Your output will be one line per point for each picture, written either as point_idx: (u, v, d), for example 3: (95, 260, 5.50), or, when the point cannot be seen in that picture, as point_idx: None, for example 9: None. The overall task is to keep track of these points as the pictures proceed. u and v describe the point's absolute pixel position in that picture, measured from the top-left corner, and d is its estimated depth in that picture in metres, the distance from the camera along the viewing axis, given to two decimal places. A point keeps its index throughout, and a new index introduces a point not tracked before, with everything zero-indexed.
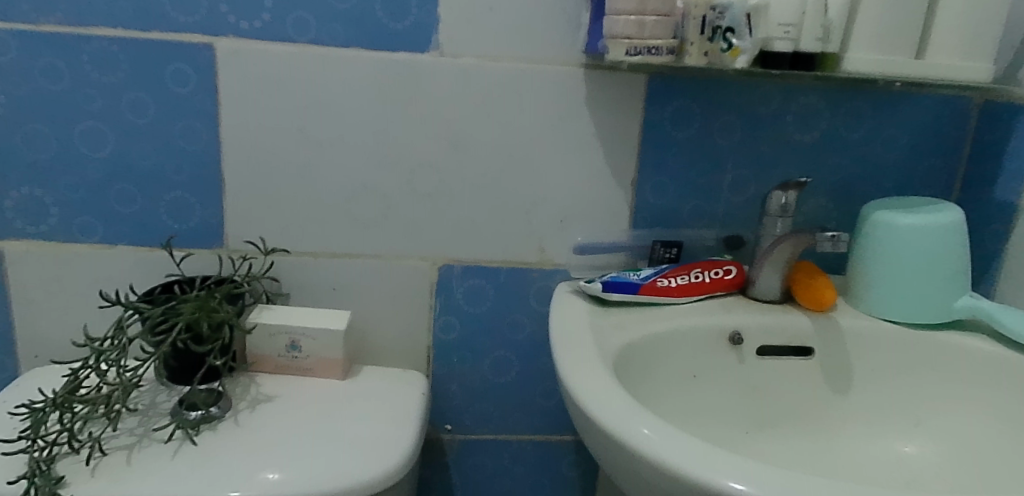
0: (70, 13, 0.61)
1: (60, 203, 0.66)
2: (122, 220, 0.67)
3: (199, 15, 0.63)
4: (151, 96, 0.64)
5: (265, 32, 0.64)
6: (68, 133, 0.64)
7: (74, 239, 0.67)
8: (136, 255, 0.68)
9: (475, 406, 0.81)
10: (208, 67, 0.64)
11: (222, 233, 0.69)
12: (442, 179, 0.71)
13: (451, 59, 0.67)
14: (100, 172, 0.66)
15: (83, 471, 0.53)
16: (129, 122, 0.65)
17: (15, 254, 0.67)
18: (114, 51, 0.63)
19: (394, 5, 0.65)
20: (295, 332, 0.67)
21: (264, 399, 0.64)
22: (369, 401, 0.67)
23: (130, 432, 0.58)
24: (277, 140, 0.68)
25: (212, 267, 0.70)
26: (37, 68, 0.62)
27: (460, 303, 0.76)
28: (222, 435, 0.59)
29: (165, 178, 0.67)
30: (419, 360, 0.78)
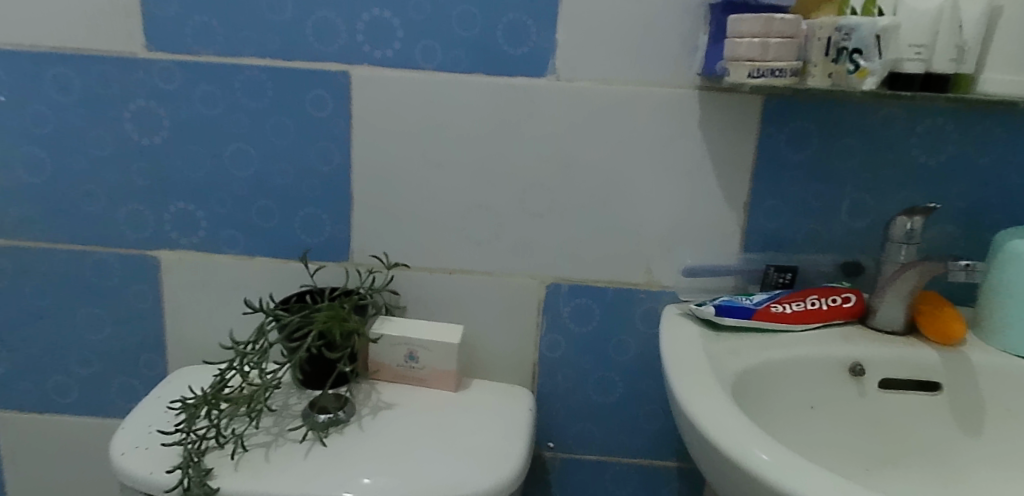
0: (227, 44, 0.67)
1: (209, 217, 0.71)
2: (262, 233, 0.72)
3: (338, 45, 0.68)
4: (292, 119, 0.69)
5: (394, 59, 0.68)
6: (220, 153, 0.70)
7: (219, 250, 0.72)
8: (273, 266, 0.73)
9: (577, 426, 0.81)
10: (343, 92, 0.69)
11: (347, 248, 0.73)
12: (553, 199, 0.73)
13: (566, 83, 0.69)
14: (245, 188, 0.71)
15: (229, 464, 0.57)
16: (272, 143, 0.70)
17: (167, 264, 0.72)
18: (263, 78, 0.68)
19: (516, 31, 0.68)
20: (413, 344, 0.69)
21: (384, 406, 0.67)
22: (482, 414, 0.69)
23: (267, 431, 0.62)
24: (399, 160, 0.71)
25: (338, 279, 0.74)
26: (197, 94, 0.68)
27: (566, 322, 0.77)
28: (348, 439, 0.62)
29: (301, 195, 0.71)
30: (525, 376, 0.79)
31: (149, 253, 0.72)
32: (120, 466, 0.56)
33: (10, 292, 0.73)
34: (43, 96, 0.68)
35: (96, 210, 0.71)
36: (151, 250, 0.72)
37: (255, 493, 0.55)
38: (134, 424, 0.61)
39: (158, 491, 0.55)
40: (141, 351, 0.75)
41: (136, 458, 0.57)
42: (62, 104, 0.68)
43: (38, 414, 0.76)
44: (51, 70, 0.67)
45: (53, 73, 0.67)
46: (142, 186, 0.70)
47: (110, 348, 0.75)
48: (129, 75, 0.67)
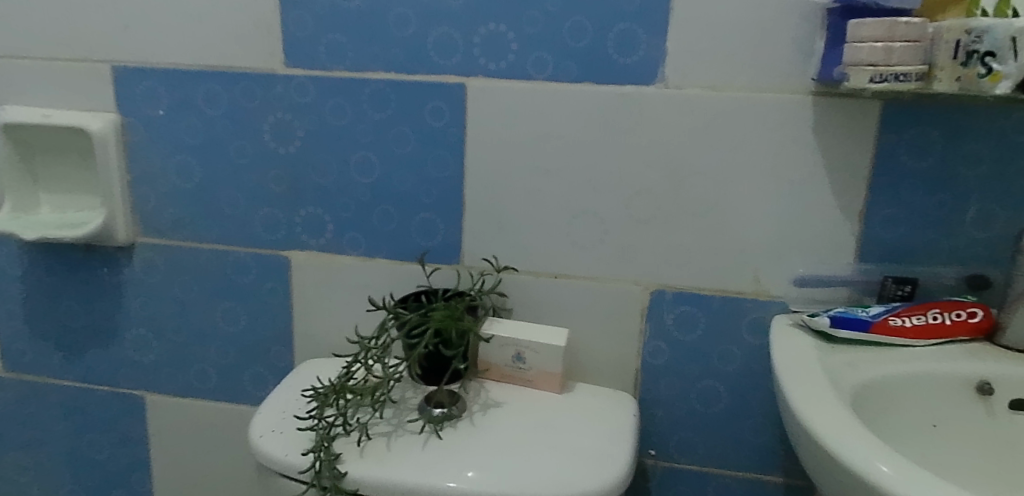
0: (355, 60, 0.72)
1: (335, 221, 0.77)
2: (381, 236, 0.77)
3: (456, 58, 0.71)
4: (411, 128, 0.73)
5: (508, 71, 0.71)
6: (346, 161, 0.75)
7: (342, 252, 0.78)
8: (390, 267, 0.78)
9: (679, 435, 0.81)
10: (459, 103, 0.72)
11: (459, 252, 0.77)
12: (659, 206, 0.73)
13: (675, 91, 0.70)
14: (368, 194, 0.76)
15: (354, 450, 0.61)
16: (393, 152, 0.74)
17: (296, 263, 0.78)
18: (386, 91, 0.73)
19: (627, 41, 0.69)
20: (521, 345, 0.71)
21: (493, 404, 0.70)
22: (587, 417, 0.70)
23: (388, 422, 0.65)
24: (509, 168, 0.74)
25: (451, 281, 0.78)
26: (326, 106, 0.74)
27: (671, 329, 0.77)
28: (461, 433, 0.65)
29: (418, 200, 0.76)
30: (627, 382, 0.80)
31: (280, 253, 0.78)
32: (258, 447, 0.61)
33: (162, 287, 0.81)
34: (195, 109, 0.75)
35: (236, 213, 0.77)
36: (282, 250, 0.78)
37: (377, 479, 0.59)
38: (269, 409, 0.66)
39: (292, 472, 0.60)
40: (272, 344, 0.81)
41: (274, 440, 0.62)
42: (210, 117, 0.75)
43: (181, 398, 0.84)
44: (203, 86, 0.74)
45: (204, 89, 0.74)
46: (276, 191, 0.76)
47: (244, 341, 0.81)
48: (269, 89, 0.74)
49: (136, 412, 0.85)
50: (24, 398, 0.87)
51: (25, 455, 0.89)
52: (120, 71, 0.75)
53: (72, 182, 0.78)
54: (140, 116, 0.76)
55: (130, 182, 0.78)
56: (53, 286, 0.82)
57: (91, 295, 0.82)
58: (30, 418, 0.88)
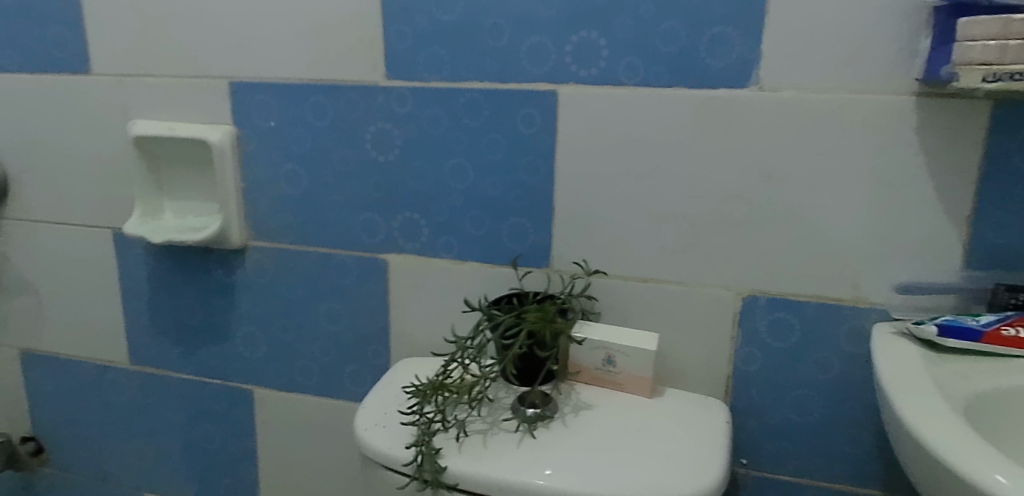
0: (452, 70, 0.75)
1: (430, 225, 0.80)
2: (474, 240, 0.79)
3: (548, 66, 0.73)
4: (504, 136, 0.76)
5: (599, 78, 0.72)
6: (441, 168, 0.78)
7: (437, 255, 0.80)
8: (483, 270, 0.80)
9: (772, 444, 0.79)
10: (551, 109, 0.74)
11: (550, 256, 0.78)
12: (752, 210, 0.72)
13: (770, 93, 0.69)
14: (461, 200, 0.78)
15: (453, 446, 0.63)
16: (486, 158, 0.77)
17: (393, 266, 0.82)
18: (480, 99, 0.75)
19: (720, 44, 0.69)
20: (612, 348, 0.72)
21: (585, 406, 0.71)
22: (680, 422, 0.70)
23: (483, 419, 0.67)
24: (599, 173, 0.75)
25: (542, 284, 0.79)
26: (424, 115, 0.77)
27: (764, 336, 0.76)
28: (555, 433, 0.66)
29: (510, 205, 0.78)
30: (718, 388, 0.79)
31: (378, 256, 0.82)
32: (363, 440, 0.65)
33: (270, 287, 0.86)
34: (302, 120, 0.80)
35: (337, 218, 0.82)
36: (380, 253, 0.82)
37: (476, 474, 0.61)
38: (372, 405, 0.70)
39: (396, 464, 0.63)
40: (370, 343, 0.85)
41: (378, 434, 0.65)
42: (316, 128, 0.79)
43: (286, 392, 0.89)
44: (310, 98, 0.79)
45: (312, 101, 0.79)
46: (375, 197, 0.80)
47: (344, 339, 0.86)
48: (370, 100, 0.77)
49: (246, 405, 0.91)
50: (146, 389, 0.94)
51: (147, 443, 0.97)
52: (236, 86, 0.80)
53: (193, 189, 0.85)
54: (253, 128, 0.81)
55: (244, 189, 0.83)
56: (174, 286, 0.89)
57: (207, 295, 0.88)
58: (151, 408, 0.95)
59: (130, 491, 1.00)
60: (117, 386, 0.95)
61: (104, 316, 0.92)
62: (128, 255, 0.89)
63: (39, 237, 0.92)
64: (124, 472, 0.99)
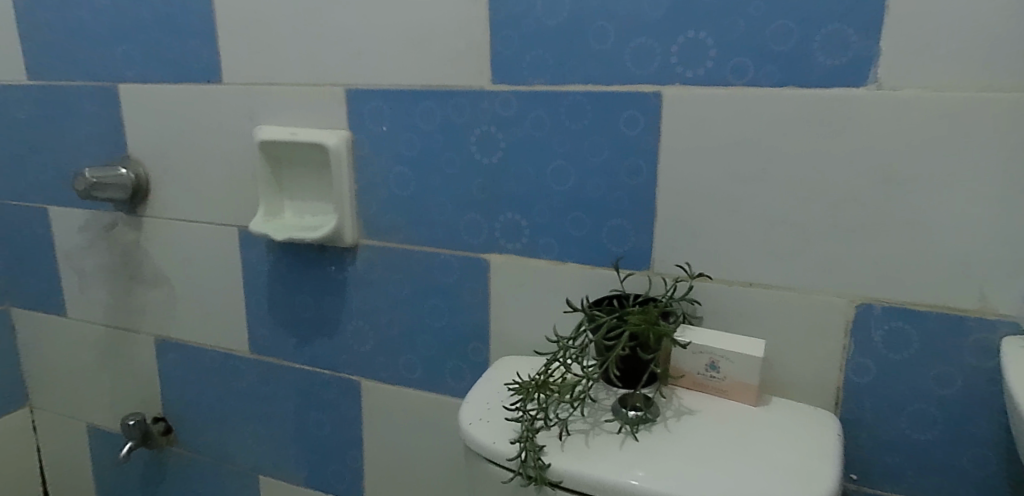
0: (556, 74, 0.76)
1: (532, 226, 0.81)
2: (575, 242, 0.80)
3: (654, 67, 0.73)
4: (607, 138, 0.76)
5: (706, 78, 0.71)
6: (544, 170, 0.79)
7: (538, 256, 0.82)
8: (583, 272, 0.80)
9: (885, 460, 0.75)
10: (656, 111, 0.74)
11: (651, 258, 0.78)
12: (868, 214, 0.69)
13: (889, 92, 0.66)
14: (562, 202, 0.79)
15: (556, 444, 0.64)
16: (589, 160, 0.77)
17: (494, 265, 0.84)
18: (584, 102, 0.76)
19: (836, 42, 0.66)
20: (716, 354, 0.70)
21: (687, 411, 0.70)
22: (787, 432, 0.68)
23: (585, 419, 0.68)
24: (704, 175, 0.74)
25: (643, 286, 0.79)
26: (528, 118, 0.78)
27: (878, 347, 0.72)
28: (657, 437, 0.66)
29: (612, 207, 0.78)
30: (826, 400, 0.76)
31: (481, 256, 0.84)
32: (468, 433, 0.67)
33: (378, 284, 0.90)
34: (412, 124, 0.83)
35: (442, 218, 0.85)
36: (482, 253, 0.84)
37: (579, 473, 0.61)
38: (476, 400, 0.72)
39: (501, 459, 0.64)
40: (470, 340, 0.87)
41: (483, 428, 0.67)
42: (425, 132, 0.83)
43: (390, 385, 0.93)
44: (420, 104, 0.82)
45: (421, 106, 0.82)
46: (479, 198, 0.82)
47: (446, 336, 0.88)
48: (476, 104, 0.80)
49: (353, 395, 0.96)
50: (263, 377, 1.01)
51: (263, 427, 1.03)
52: (351, 92, 0.84)
53: (310, 190, 0.90)
54: (367, 132, 0.85)
55: (356, 191, 0.88)
56: (291, 281, 0.95)
57: (321, 289, 0.93)
58: (267, 395, 1.02)
59: (247, 471, 1.07)
60: (237, 373, 1.03)
61: (228, 307, 1.00)
62: (251, 250, 0.95)
63: (174, 233, 1.00)
64: (242, 454, 1.07)
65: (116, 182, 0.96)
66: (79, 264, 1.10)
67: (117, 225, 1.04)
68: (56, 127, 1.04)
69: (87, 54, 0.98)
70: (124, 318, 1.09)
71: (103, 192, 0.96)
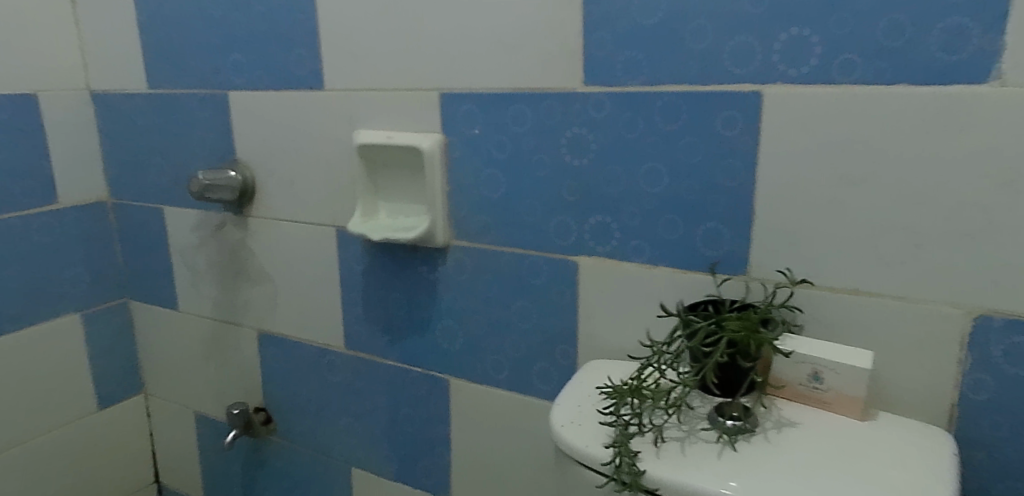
0: (651, 75, 0.75)
1: (622, 229, 0.80)
2: (667, 245, 0.78)
3: (754, 66, 0.70)
4: (702, 139, 0.74)
5: (810, 76, 0.68)
6: (636, 172, 0.78)
7: (628, 259, 0.81)
8: (676, 276, 0.79)
9: (1006, 485, 0.70)
10: (755, 111, 0.71)
11: (748, 263, 0.75)
12: (990, 219, 0.64)
13: (1017, 88, 0.61)
14: (655, 204, 0.78)
15: (651, 451, 0.63)
16: (683, 161, 0.75)
17: (584, 267, 0.83)
18: (680, 102, 0.74)
19: (955, 35, 0.62)
20: (820, 364, 0.67)
21: (788, 423, 0.67)
22: (898, 449, 0.64)
23: (680, 427, 0.67)
24: (806, 178, 0.71)
25: (740, 292, 0.76)
26: (621, 120, 0.77)
27: (999, 363, 0.67)
28: (757, 448, 0.63)
29: (707, 210, 0.75)
30: (940, 417, 0.71)
31: (570, 258, 0.84)
32: (561, 436, 0.67)
33: (468, 284, 0.91)
34: (504, 127, 0.84)
35: (532, 220, 0.85)
36: (572, 256, 0.84)
37: (675, 481, 0.60)
38: (567, 403, 0.72)
39: (594, 463, 0.64)
40: (558, 342, 0.87)
41: (575, 432, 0.67)
42: (516, 134, 0.83)
43: (478, 384, 0.94)
44: (512, 106, 0.83)
45: (513, 109, 0.83)
46: (569, 200, 0.82)
47: (534, 338, 0.89)
48: (569, 105, 0.80)
49: (442, 393, 0.98)
50: (356, 372, 1.04)
51: (355, 420, 1.07)
52: (445, 96, 0.86)
53: (404, 192, 0.92)
54: (459, 134, 0.87)
55: (448, 193, 0.90)
56: (384, 280, 0.97)
57: (413, 288, 0.96)
58: (360, 390, 1.05)
59: (339, 462, 1.11)
60: (333, 367, 1.07)
61: (325, 303, 1.04)
62: (347, 250, 0.99)
63: (276, 233, 1.05)
64: (335, 446, 1.11)
65: (226, 185, 1.02)
66: (190, 261, 1.17)
67: (226, 225, 1.10)
68: (172, 132, 1.11)
69: (201, 63, 1.04)
70: (230, 313, 1.15)
71: (214, 193, 1.02)
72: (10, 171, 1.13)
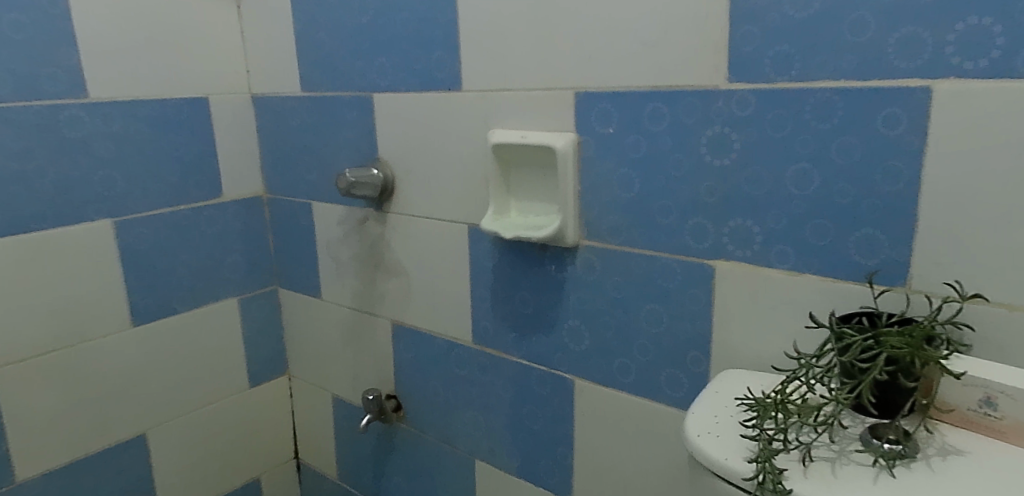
0: (802, 71, 0.70)
1: (765, 233, 0.76)
2: (815, 252, 0.73)
3: (923, 60, 0.64)
4: (860, 139, 0.68)
5: (991, 70, 0.61)
6: (782, 174, 0.74)
7: (770, 265, 0.77)
8: (824, 285, 0.74)
9: None
10: (922, 109, 0.65)
11: (910, 274, 0.69)
12: None
13: None
14: (802, 208, 0.73)
15: (797, 469, 0.60)
16: (836, 163, 0.70)
17: (722, 272, 0.80)
18: (835, 100, 0.69)
19: None
20: (994, 389, 0.60)
21: (953, 451, 0.61)
22: None
23: (830, 447, 0.63)
24: (982, 183, 0.63)
25: (899, 305, 0.70)
26: (767, 119, 0.73)
27: None
28: (918, 476, 0.58)
29: (862, 215, 0.70)
30: None
31: (707, 262, 0.81)
32: (697, 447, 0.65)
33: (598, 285, 0.91)
34: (641, 126, 0.82)
35: (667, 222, 0.83)
36: (709, 260, 0.81)
37: None
38: (703, 414, 0.70)
39: (735, 478, 0.61)
40: (691, 349, 0.84)
41: (713, 444, 0.64)
42: (653, 133, 0.81)
43: (604, 387, 0.93)
44: (650, 106, 0.81)
45: (651, 108, 0.81)
46: (708, 202, 0.79)
47: (665, 343, 0.86)
48: (711, 104, 0.77)
49: (567, 393, 0.98)
50: (483, 367, 1.07)
51: (480, 414, 1.10)
52: (581, 96, 0.86)
53: (537, 191, 0.93)
54: (594, 134, 0.86)
55: (581, 192, 0.89)
56: (514, 277, 0.99)
57: (542, 286, 0.96)
58: (486, 385, 1.07)
59: (464, 453, 1.14)
60: (461, 361, 1.10)
61: (455, 298, 1.07)
62: (478, 246, 1.01)
63: (412, 228, 1.09)
64: (461, 437, 1.14)
65: (369, 182, 1.08)
66: (334, 252, 1.25)
67: (366, 220, 1.16)
68: (322, 131, 1.19)
69: (349, 66, 1.10)
70: (367, 303, 1.22)
71: (358, 190, 1.07)
72: (184, 167, 1.25)
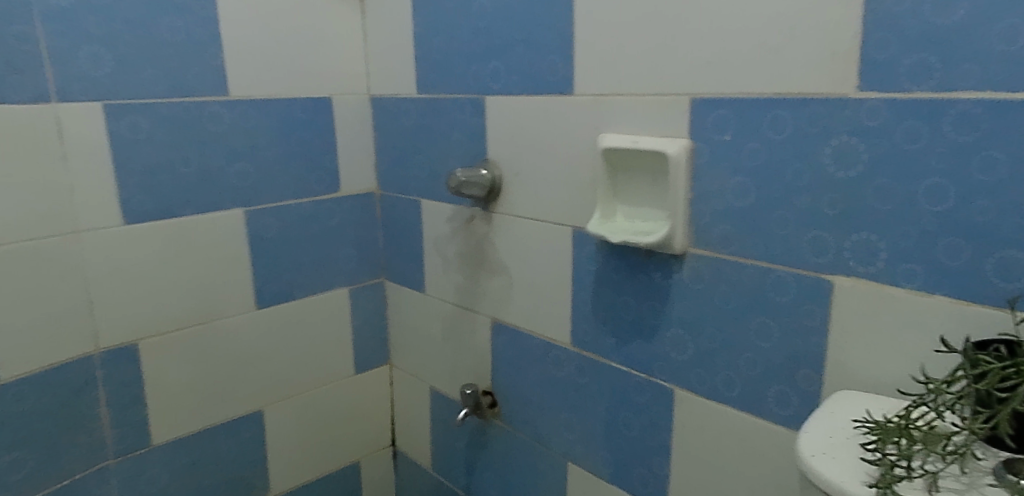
0: (942, 81, 0.66)
1: (891, 250, 0.73)
2: (947, 272, 0.69)
3: None
4: (1006, 154, 0.64)
5: None
6: (913, 188, 0.70)
7: (895, 283, 0.73)
8: (956, 307, 0.69)
9: None
10: None
11: None
12: None
13: None
14: (935, 225, 0.69)
15: None
16: (976, 179, 0.66)
17: (841, 288, 0.77)
18: (978, 112, 0.65)
19: None
20: None
21: None
22: None
23: (959, 478, 0.59)
24: None
25: None
26: (900, 130, 0.70)
27: None
28: None
29: (1004, 236, 0.65)
30: None
31: (825, 277, 0.78)
32: (811, 466, 0.63)
33: (706, 294, 0.89)
34: (760, 134, 0.80)
35: (783, 234, 0.80)
36: (828, 275, 0.78)
37: None
38: (818, 434, 0.67)
39: None
40: (802, 366, 0.82)
41: (829, 464, 0.62)
42: (773, 142, 0.79)
43: (706, 399, 0.92)
44: (771, 113, 0.79)
45: (773, 116, 0.79)
46: (829, 214, 0.76)
47: (775, 358, 0.84)
48: (838, 113, 0.74)
49: (667, 402, 0.97)
50: (581, 370, 1.07)
51: (575, 417, 1.10)
52: (697, 102, 0.85)
53: (646, 197, 0.93)
54: (710, 141, 0.85)
55: (692, 200, 0.88)
56: (618, 282, 0.99)
57: (646, 293, 0.96)
58: (582, 388, 1.08)
59: (556, 454, 1.15)
60: (558, 362, 1.10)
61: (556, 300, 1.08)
62: (582, 249, 1.02)
63: (517, 229, 1.11)
64: (554, 439, 1.15)
65: (477, 182, 1.10)
66: (441, 249, 1.29)
67: (473, 219, 1.19)
68: (435, 132, 1.23)
69: (464, 69, 1.13)
70: (469, 300, 1.25)
71: (467, 190, 1.10)
72: (307, 162, 1.32)
